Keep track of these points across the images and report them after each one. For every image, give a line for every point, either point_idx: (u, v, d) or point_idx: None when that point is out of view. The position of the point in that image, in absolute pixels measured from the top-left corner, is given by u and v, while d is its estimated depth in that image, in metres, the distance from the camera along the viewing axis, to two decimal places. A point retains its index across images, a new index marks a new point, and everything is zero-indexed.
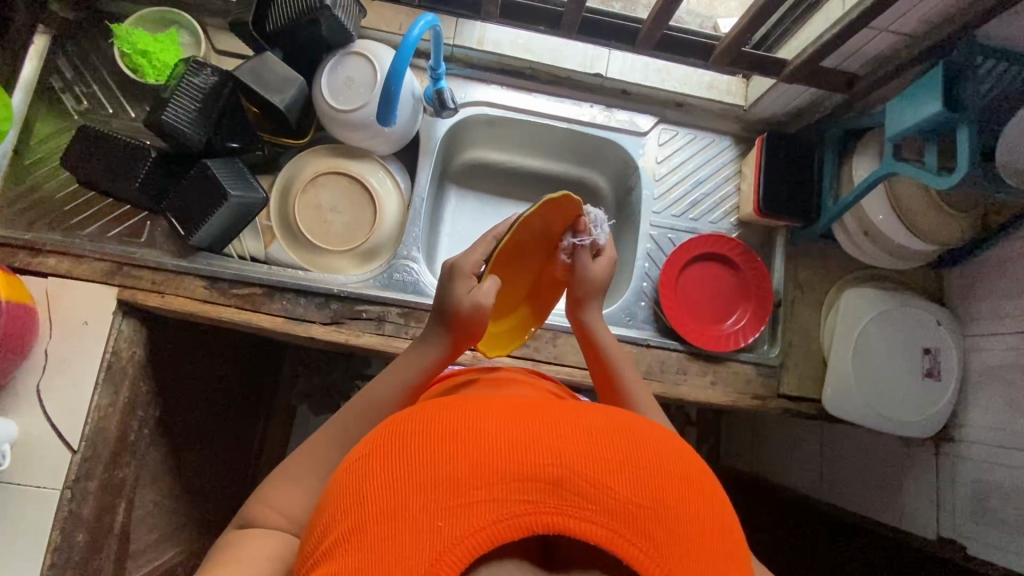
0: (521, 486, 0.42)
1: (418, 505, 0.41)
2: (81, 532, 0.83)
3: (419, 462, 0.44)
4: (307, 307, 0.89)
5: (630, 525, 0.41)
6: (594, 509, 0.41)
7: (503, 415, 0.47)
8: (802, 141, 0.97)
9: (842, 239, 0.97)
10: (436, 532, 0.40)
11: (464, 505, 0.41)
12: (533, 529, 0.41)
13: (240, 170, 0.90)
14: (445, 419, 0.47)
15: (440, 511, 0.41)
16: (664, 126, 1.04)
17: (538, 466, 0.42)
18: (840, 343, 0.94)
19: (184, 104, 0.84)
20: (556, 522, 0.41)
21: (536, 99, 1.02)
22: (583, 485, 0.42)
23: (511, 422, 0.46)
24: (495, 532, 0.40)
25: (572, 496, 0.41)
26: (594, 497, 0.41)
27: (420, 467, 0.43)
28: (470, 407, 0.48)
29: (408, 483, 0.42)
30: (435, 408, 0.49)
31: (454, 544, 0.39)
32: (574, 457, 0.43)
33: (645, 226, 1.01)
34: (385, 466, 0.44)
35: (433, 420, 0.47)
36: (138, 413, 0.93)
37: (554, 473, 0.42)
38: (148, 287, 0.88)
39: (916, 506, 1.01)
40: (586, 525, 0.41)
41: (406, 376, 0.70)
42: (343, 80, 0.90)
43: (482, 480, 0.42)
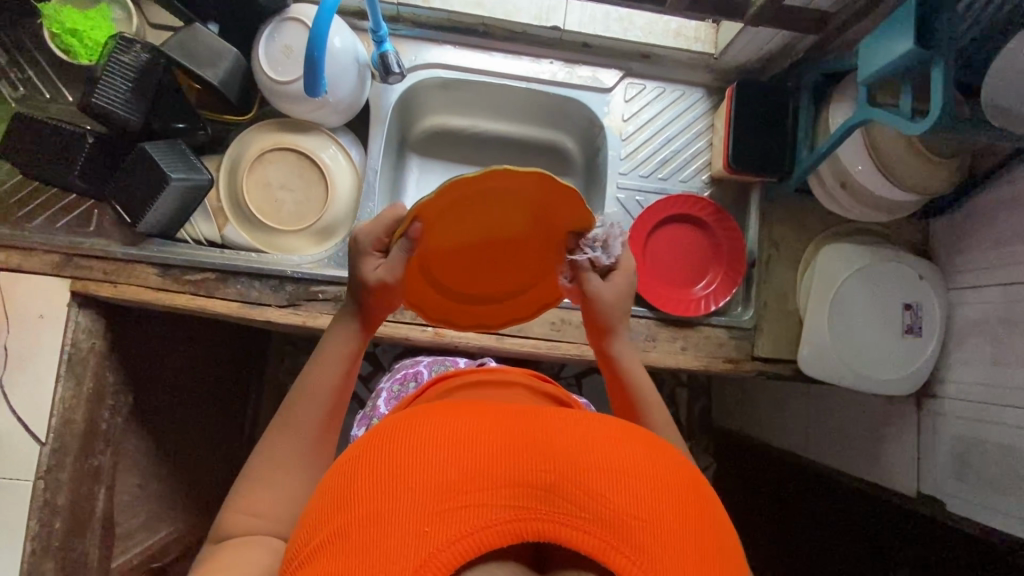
0: (512, 491, 0.40)
1: (402, 507, 0.39)
2: (59, 520, 0.85)
3: (405, 457, 0.41)
4: (262, 291, 0.87)
5: (625, 535, 0.39)
6: (587, 517, 0.39)
7: (498, 418, 0.46)
8: (776, 89, 0.91)
9: (819, 193, 0.92)
10: (422, 538, 0.37)
11: (454, 509, 0.38)
12: (524, 536, 0.39)
13: (183, 151, 0.87)
14: (436, 418, 0.45)
15: (427, 515, 0.38)
16: (631, 80, 0.98)
17: (530, 470, 0.41)
18: (815, 303, 0.90)
19: (117, 85, 0.80)
20: (545, 530, 0.39)
21: (491, 58, 0.96)
22: (577, 490, 0.40)
23: (505, 424, 0.45)
24: (484, 538, 0.38)
25: (566, 503, 0.40)
26: (591, 505, 0.40)
27: (406, 463, 0.41)
28: (463, 408, 0.47)
29: (393, 482, 0.40)
30: (430, 410, 0.47)
31: (439, 552, 0.37)
32: (570, 462, 0.42)
33: (612, 189, 0.97)
34: (369, 463, 0.42)
35: (423, 419, 0.45)
36: (107, 402, 0.93)
37: (548, 480, 0.40)
38: (100, 277, 0.86)
39: (898, 462, 0.99)
40: (577, 534, 0.38)
41: (334, 368, 0.68)
42: (281, 49, 0.85)
43: (471, 484, 0.40)
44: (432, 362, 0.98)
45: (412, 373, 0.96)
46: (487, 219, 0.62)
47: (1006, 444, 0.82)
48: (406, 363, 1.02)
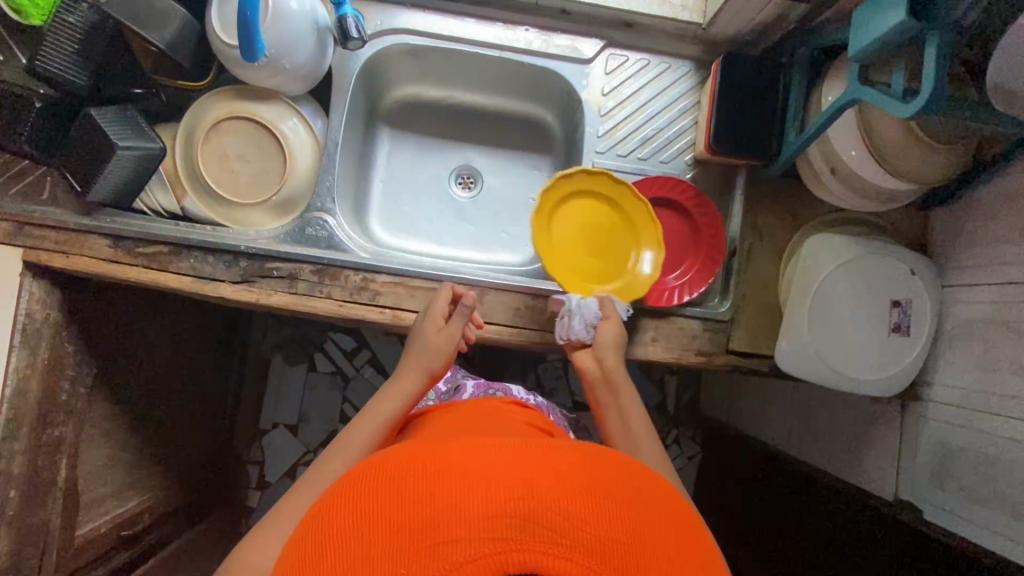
0: (492, 523, 0.42)
1: (383, 556, 0.43)
2: (14, 489, 0.85)
3: (386, 512, 0.45)
4: (215, 266, 0.84)
5: (600, 560, 0.41)
6: (569, 545, 0.41)
7: (480, 457, 0.50)
8: (766, 63, 0.84)
9: (809, 178, 0.85)
10: None
11: (435, 548, 0.42)
12: (508, 570, 0.40)
13: (136, 120, 0.84)
14: (419, 468, 0.49)
15: (404, 559, 0.42)
16: (613, 51, 0.91)
17: (509, 502, 0.43)
18: (796, 297, 0.85)
19: (60, 45, 0.77)
20: (529, 560, 0.40)
21: (463, 23, 0.89)
22: (551, 517, 0.43)
23: (486, 463, 0.48)
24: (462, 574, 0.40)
25: (542, 530, 0.42)
26: (565, 531, 0.42)
27: (387, 514, 0.45)
28: (444, 455, 0.51)
29: (377, 533, 0.44)
30: (415, 454, 0.52)
31: None
32: (547, 495, 0.45)
33: (588, 168, 0.91)
34: (358, 516, 0.46)
35: (406, 470, 0.49)
36: (67, 373, 0.92)
37: (523, 509, 0.43)
38: (52, 247, 0.84)
39: (878, 464, 0.95)
40: (559, 563, 0.40)
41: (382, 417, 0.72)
42: (234, 10, 0.80)
43: (447, 523, 0.43)
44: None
45: None
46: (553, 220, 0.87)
47: (989, 453, 0.77)
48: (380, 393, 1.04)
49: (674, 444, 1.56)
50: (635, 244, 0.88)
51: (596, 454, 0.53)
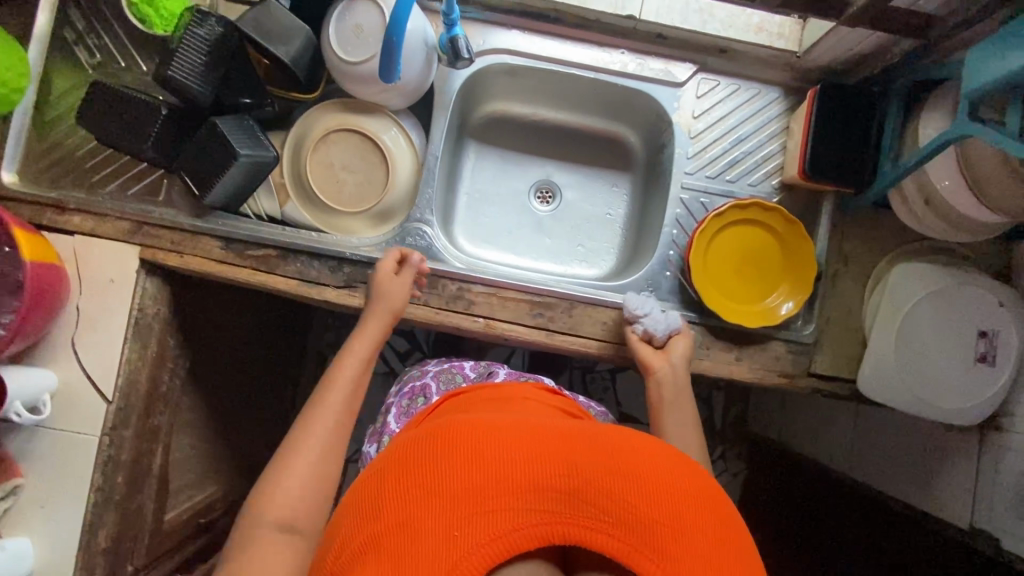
0: (539, 496, 0.48)
1: (438, 515, 0.46)
2: (121, 474, 0.90)
3: (440, 475, 0.49)
4: (321, 270, 0.88)
5: (641, 536, 0.47)
6: (610, 521, 0.47)
7: (524, 431, 0.54)
8: (862, 94, 0.85)
9: (898, 207, 0.87)
10: (455, 540, 0.45)
11: (486, 513, 0.46)
12: (549, 538, 0.47)
13: (252, 127, 0.88)
14: (467, 435, 0.53)
15: (458, 520, 0.46)
16: (704, 75, 0.93)
17: (557, 478, 0.49)
18: (882, 323, 0.87)
19: (191, 58, 0.81)
20: (570, 533, 0.47)
21: (561, 45, 0.93)
22: (593, 495, 0.48)
23: (530, 437, 0.53)
24: (512, 540, 0.46)
25: (585, 506, 0.48)
26: (608, 509, 0.48)
27: (441, 477, 0.49)
28: (490, 425, 0.54)
29: (432, 494, 0.48)
30: (458, 421, 0.56)
31: (473, 550, 0.45)
32: (591, 472, 0.50)
33: (676, 189, 0.94)
34: (409, 477, 0.50)
35: (454, 435, 0.53)
36: (168, 366, 0.97)
37: (567, 485, 0.49)
38: (167, 246, 0.89)
39: (950, 491, 0.96)
40: (602, 536, 0.47)
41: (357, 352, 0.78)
42: (351, 30, 0.83)
43: (500, 493, 0.48)
44: (439, 372, 0.98)
45: (420, 388, 0.96)
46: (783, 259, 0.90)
47: None
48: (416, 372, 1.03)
49: (721, 460, 1.58)
50: (781, 284, 0.90)
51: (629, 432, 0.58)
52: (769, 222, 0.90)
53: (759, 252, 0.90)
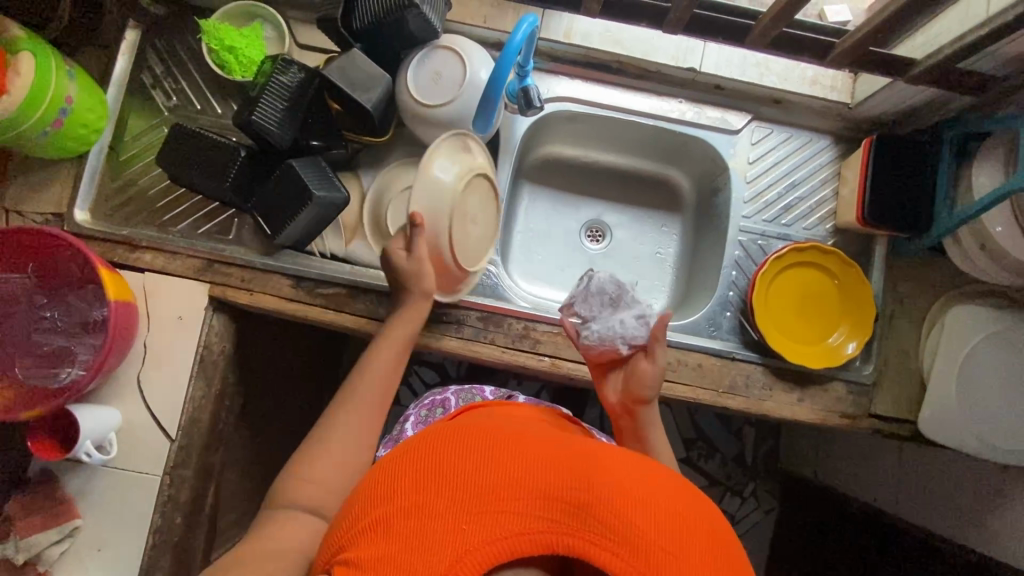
0: (549, 505, 0.48)
1: (450, 505, 0.47)
2: (179, 515, 0.88)
3: (456, 472, 0.50)
4: (389, 309, 0.89)
5: (647, 560, 0.46)
6: (617, 542, 0.46)
7: (542, 447, 0.55)
8: (916, 145, 0.89)
9: (953, 253, 0.90)
10: (460, 532, 0.45)
11: (494, 513, 0.47)
12: (554, 548, 0.46)
13: (323, 168, 0.89)
14: (487, 442, 0.54)
15: (468, 514, 0.47)
16: (758, 124, 0.97)
17: (568, 492, 0.49)
18: (942, 364, 0.89)
19: (272, 104, 0.83)
20: (575, 546, 0.46)
21: (621, 94, 0.96)
22: (601, 512, 0.48)
23: (547, 453, 0.54)
24: (518, 542, 0.46)
25: (593, 522, 0.47)
26: (617, 528, 0.47)
27: (457, 475, 0.50)
28: (512, 437, 0.55)
29: (446, 490, 0.48)
30: (479, 429, 0.57)
31: (477, 546, 0.45)
32: (604, 493, 0.50)
33: (733, 231, 0.96)
34: (425, 471, 0.51)
35: (474, 441, 0.54)
36: (226, 403, 0.96)
37: (579, 500, 0.48)
38: (237, 283, 0.90)
39: (1009, 533, 0.96)
40: (606, 555, 0.46)
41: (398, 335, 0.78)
42: (430, 74, 0.87)
43: (512, 494, 0.48)
44: (459, 389, 0.98)
45: (439, 400, 0.95)
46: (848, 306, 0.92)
47: None
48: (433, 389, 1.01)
49: (752, 497, 1.53)
50: (841, 323, 0.92)
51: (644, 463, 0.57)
52: (834, 271, 0.93)
53: (817, 293, 0.93)
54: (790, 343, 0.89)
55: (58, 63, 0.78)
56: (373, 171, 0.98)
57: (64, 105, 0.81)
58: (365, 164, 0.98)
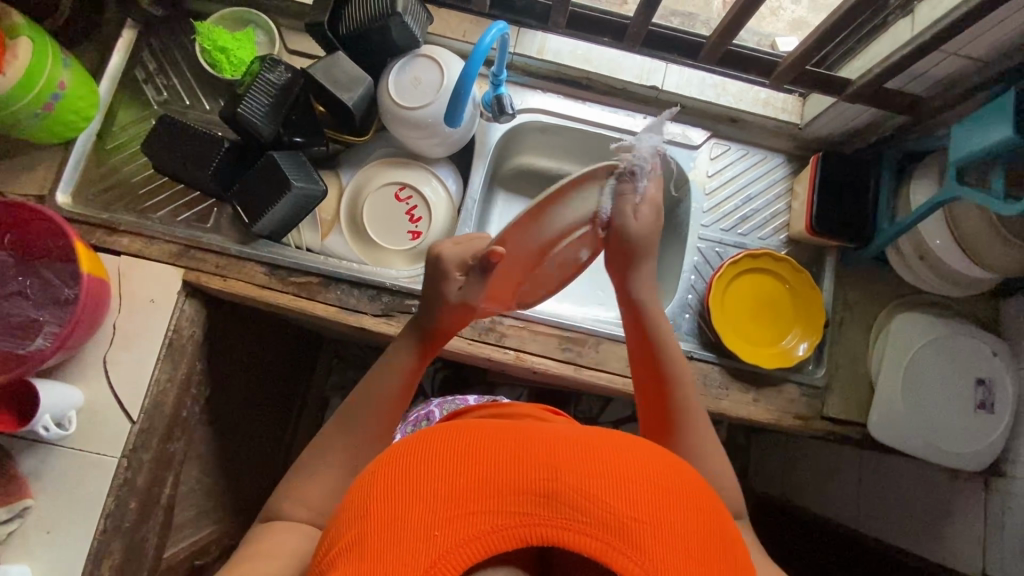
0: (515, 497, 0.41)
1: (412, 514, 0.41)
2: (133, 500, 0.87)
3: (418, 474, 0.43)
4: (359, 299, 0.92)
5: (624, 538, 0.40)
6: (588, 521, 0.40)
7: (507, 428, 0.47)
8: (857, 162, 0.96)
9: (895, 262, 0.95)
10: (430, 541, 0.39)
11: (459, 516, 0.40)
12: (529, 540, 0.40)
13: (303, 163, 0.93)
14: (444, 435, 0.46)
15: (437, 519, 0.40)
16: (717, 140, 1.04)
17: (534, 479, 0.42)
18: (888, 368, 0.93)
19: (258, 99, 0.88)
20: (549, 535, 0.40)
21: (590, 108, 1.03)
22: (572, 494, 0.41)
23: (510, 435, 0.46)
24: (490, 542, 0.40)
25: (565, 508, 0.40)
26: (589, 510, 0.40)
27: (417, 480, 0.42)
28: (471, 424, 0.48)
29: (408, 498, 0.41)
30: (440, 423, 0.48)
31: (447, 555, 0.39)
32: (570, 469, 0.42)
33: (693, 238, 1.02)
34: (384, 480, 0.44)
35: (433, 435, 0.46)
36: (191, 391, 0.96)
37: (549, 486, 0.41)
38: (211, 269, 0.92)
39: (959, 540, 0.95)
40: (579, 538, 0.40)
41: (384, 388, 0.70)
42: (410, 80, 0.92)
43: (476, 492, 0.41)
44: (442, 403, 0.98)
45: (423, 414, 0.95)
46: (800, 309, 0.97)
47: None
48: (416, 409, 1.00)
49: None
50: (794, 327, 0.97)
51: (616, 429, 0.49)
52: (786, 275, 0.97)
53: (770, 298, 0.97)
54: (744, 346, 0.94)
55: (53, 51, 0.82)
56: (354, 170, 1.03)
57: (56, 90, 0.84)
58: (345, 164, 1.03)
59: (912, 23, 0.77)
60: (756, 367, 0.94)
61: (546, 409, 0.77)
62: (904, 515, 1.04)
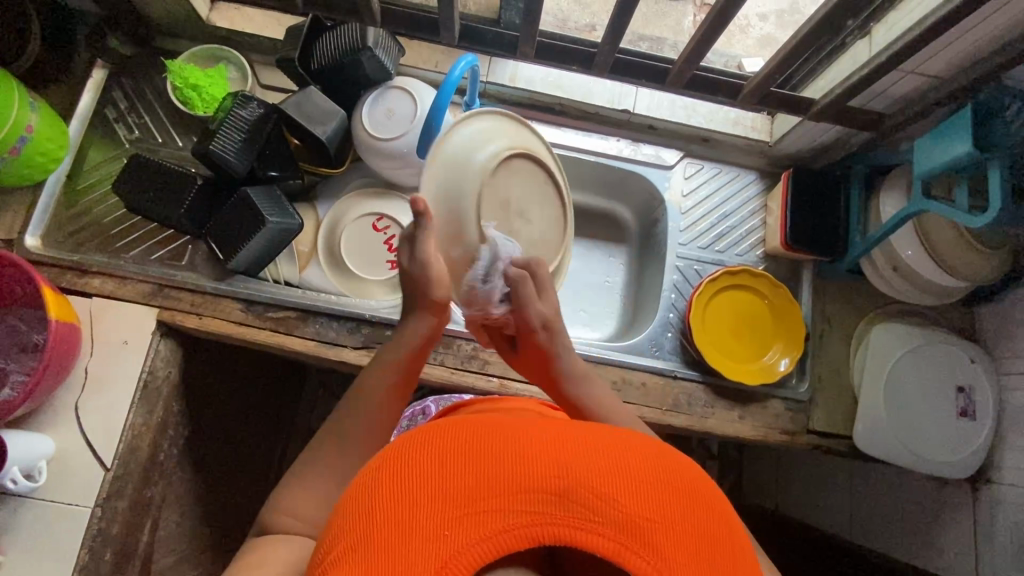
0: (526, 497, 0.40)
1: (425, 513, 0.39)
2: (108, 551, 0.84)
3: (427, 472, 0.41)
4: (339, 331, 0.92)
5: (637, 538, 0.39)
6: (601, 522, 0.39)
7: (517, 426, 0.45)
8: (825, 178, 0.98)
9: (869, 272, 0.96)
10: (442, 541, 0.38)
11: (471, 515, 0.39)
12: (540, 539, 0.39)
13: (277, 197, 0.93)
14: (456, 430, 0.45)
15: (448, 519, 0.39)
16: (690, 160, 1.06)
17: (543, 477, 0.41)
18: (869, 379, 0.94)
19: (231, 135, 0.87)
20: (561, 534, 0.39)
21: (565, 133, 1.04)
22: (586, 494, 0.40)
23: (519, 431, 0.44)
24: (501, 541, 0.39)
25: (577, 507, 0.40)
26: (600, 509, 0.40)
27: (428, 476, 0.41)
28: (481, 421, 0.46)
29: (418, 497, 0.40)
30: (448, 419, 0.47)
31: (461, 553, 0.38)
32: (581, 467, 0.41)
33: (671, 257, 1.03)
34: (389, 482, 0.42)
35: (443, 430, 0.45)
36: (168, 433, 0.94)
37: (560, 485, 0.40)
38: (187, 308, 0.91)
39: (952, 550, 0.94)
40: (592, 537, 0.39)
41: (391, 361, 0.72)
42: (384, 112, 0.92)
43: (488, 491, 0.40)
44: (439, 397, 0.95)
45: (420, 409, 0.93)
46: (779, 325, 0.98)
47: None
48: (413, 405, 0.99)
49: None
50: (775, 343, 0.98)
51: (624, 427, 0.48)
52: (764, 291, 0.98)
53: (750, 314, 0.98)
54: (725, 364, 0.94)
55: (20, 94, 0.81)
56: (330, 202, 1.03)
57: (24, 133, 0.83)
58: (321, 196, 1.03)
59: (870, 44, 0.79)
60: (739, 384, 0.94)
61: (546, 404, 0.78)
62: (896, 526, 1.03)
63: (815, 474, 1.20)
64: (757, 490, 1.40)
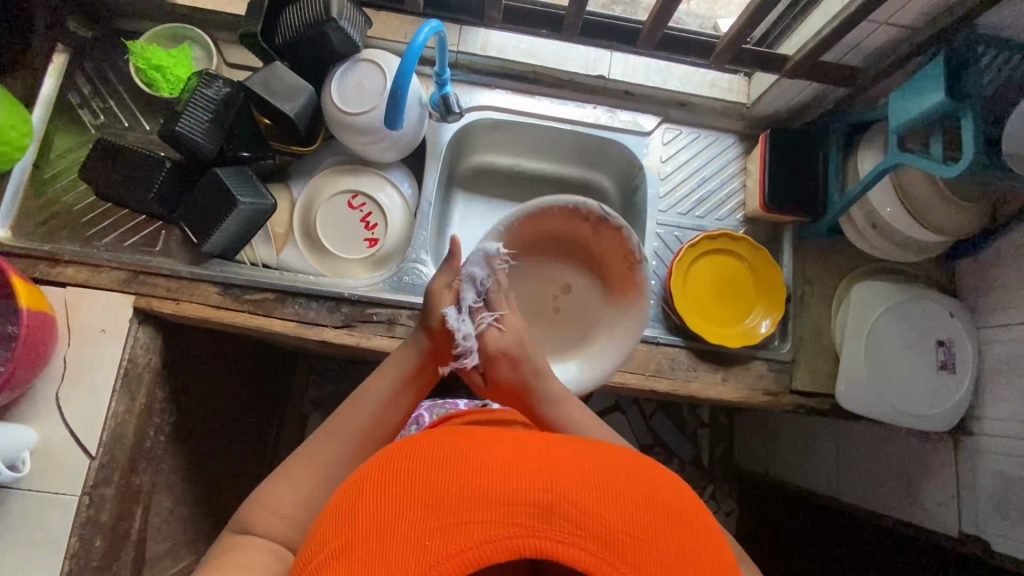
0: (509, 508, 0.40)
1: (408, 522, 0.39)
2: (98, 538, 0.84)
3: (413, 481, 0.42)
4: (319, 311, 0.91)
5: (618, 554, 0.39)
6: (583, 536, 0.39)
7: (507, 442, 0.46)
8: (803, 138, 0.98)
9: (849, 232, 0.95)
10: (423, 550, 0.38)
11: (454, 526, 0.39)
12: (521, 552, 0.39)
13: (250, 177, 0.92)
14: (445, 442, 0.45)
15: (430, 528, 0.39)
16: (668, 125, 1.04)
17: (528, 489, 0.41)
18: (851, 337, 0.94)
19: (198, 114, 0.85)
20: (544, 547, 0.39)
21: (540, 102, 1.02)
22: (570, 509, 0.40)
23: (509, 447, 0.45)
24: (483, 553, 0.39)
25: (559, 521, 0.40)
26: (583, 522, 0.40)
27: (412, 485, 0.41)
28: (473, 433, 0.47)
29: (401, 504, 0.40)
30: (438, 433, 0.47)
31: (442, 563, 0.38)
32: (565, 482, 0.42)
33: (652, 225, 1.02)
34: (376, 492, 0.42)
35: (433, 444, 0.45)
36: (153, 419, 0.93)
37: (542, 498, 0.40)
38: (162, 294, 0.90)
39: (935, 501, 0.96)
40: (575, 552, 0.39)
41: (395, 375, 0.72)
42: (353, 86, 0.91)
43: (471, 501, 0.40)
44: (432, 406, 0.96)
45: (414, 417, 0.93)
46: (760, 287, 0.98)
47: None
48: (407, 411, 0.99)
49: (711, 499, 1.43)
50: (756, 305, 0.98)
51: (614, 445, 0.49)
52: (743, 253, 0.98)
53: (730, 278, 0.98)
54: (707, 329, 0.94)
55: None
56: (305, 182, 1.02)
57: None
58: (295, 175, 1.02)
59: None
60: (721, 348, 0.95)
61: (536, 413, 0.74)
62: (879, 481, 1.04)
63: (804, 434, 1.21)
64: (749, 455, 1.41)
